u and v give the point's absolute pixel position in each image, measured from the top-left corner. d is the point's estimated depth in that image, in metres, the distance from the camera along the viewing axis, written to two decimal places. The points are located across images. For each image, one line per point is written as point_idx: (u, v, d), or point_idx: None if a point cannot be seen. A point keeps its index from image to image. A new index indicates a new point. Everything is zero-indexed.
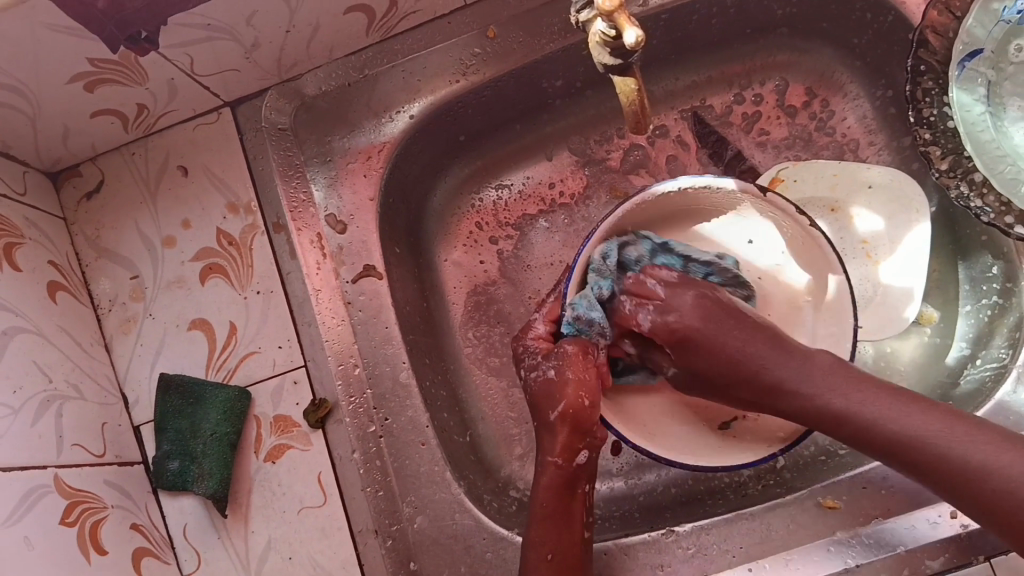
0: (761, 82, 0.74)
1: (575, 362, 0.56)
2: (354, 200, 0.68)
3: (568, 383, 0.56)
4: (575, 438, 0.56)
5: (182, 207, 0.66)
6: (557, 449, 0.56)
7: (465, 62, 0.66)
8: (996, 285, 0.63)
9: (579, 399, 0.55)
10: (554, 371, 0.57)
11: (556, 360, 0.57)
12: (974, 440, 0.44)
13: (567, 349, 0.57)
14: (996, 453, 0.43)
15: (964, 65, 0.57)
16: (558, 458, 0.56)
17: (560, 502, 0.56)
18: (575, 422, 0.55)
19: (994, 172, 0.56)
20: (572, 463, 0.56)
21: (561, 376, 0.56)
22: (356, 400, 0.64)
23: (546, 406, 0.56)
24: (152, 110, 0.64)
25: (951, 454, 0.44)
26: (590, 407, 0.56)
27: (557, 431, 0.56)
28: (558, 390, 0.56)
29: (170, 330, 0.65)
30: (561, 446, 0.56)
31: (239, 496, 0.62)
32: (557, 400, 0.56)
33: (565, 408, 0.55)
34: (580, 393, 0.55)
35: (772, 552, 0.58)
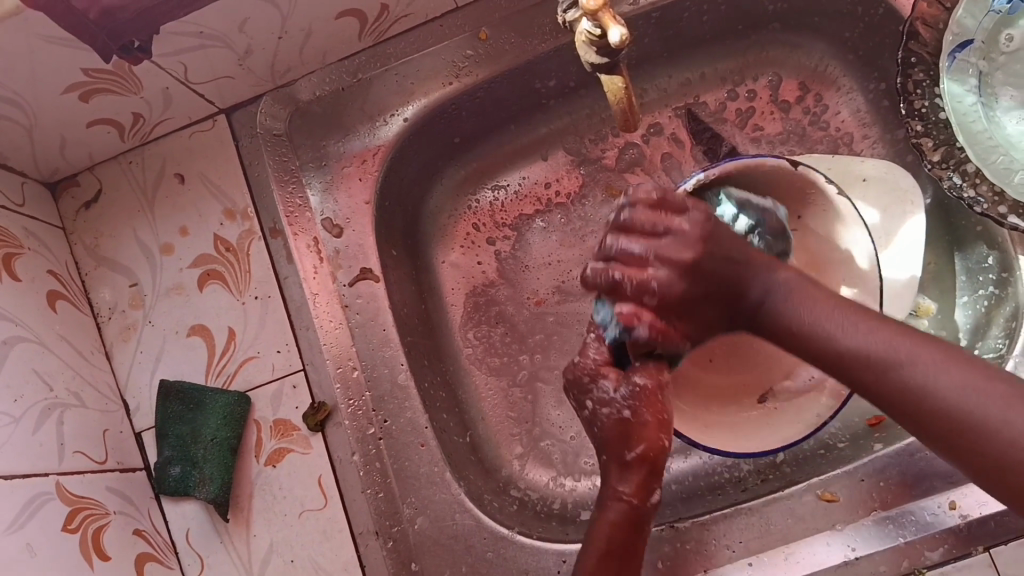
0: (754, 78, 0.74)
1: (653, 398, 0.51)
2: (349, 205, 0.68)
3: (648, 422, 0.51)
4: (650, 478, 0.51)
5: (179, 214, 0.67)
6: (632, 489, 0.51)
7: (458, 64, 0.66)
8: (992, 275, 0.63)
9: (660, 440, 0.50)
10: (629, 410, 0.51)
11: (629, 396, 0.51)
12: (934, 362, 0.41)
13: (641, 382, 0.51)
14: None
15: (954, 56, 0.57)
16: (632, 497, 0.51)
17: (628, 540, 0.51)
18: (655, 464, 0.51)
19: (987, 163, 0.56)
20: (644, 503, 0.51)
21: (638, 418, 0.51)
22: (355, 403, 0.64)
23: (622, 443, 0.51)
24: (147, 118, 0.64)
25: None
26: (662, 449, 0.51)
27: (632, 469, 0.51)
28: (639, 431, 0.50)
29: (170, 337, 0.65)
30: (636, 486, 0.51)
31: (241, 500, 0.62)
32: (637, 441, 0.50)
33: (646, 450, 0.50)
34: (661, 432, 0.51)
35: (772, 546, 0.58)
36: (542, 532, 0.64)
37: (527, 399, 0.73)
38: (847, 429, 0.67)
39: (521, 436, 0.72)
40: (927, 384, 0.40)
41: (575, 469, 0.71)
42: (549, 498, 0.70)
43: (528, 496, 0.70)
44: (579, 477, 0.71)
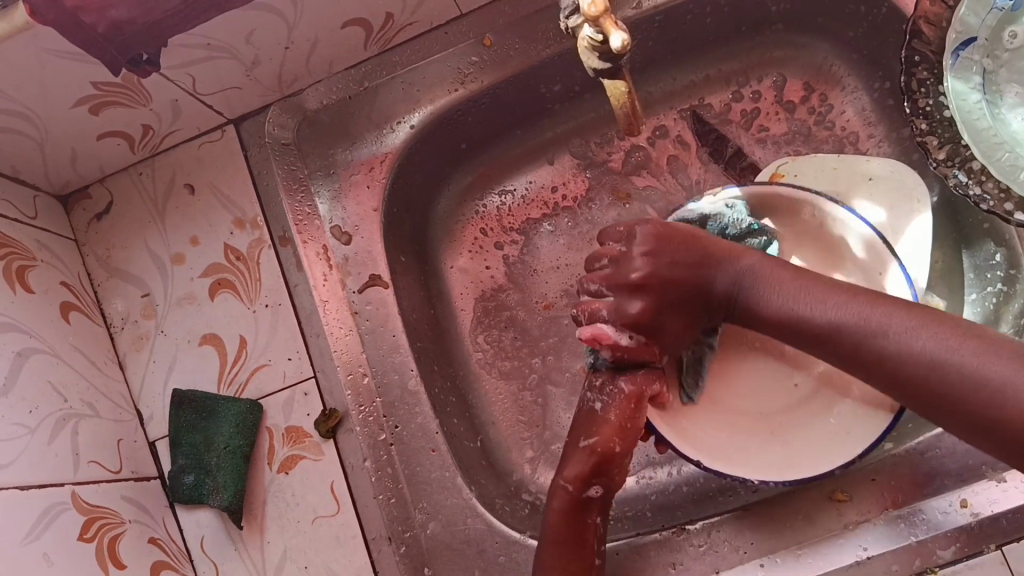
0: (758, 79, 0.75)
1: (619, 403, 0.56)
2: (358, 212, 0.68)
3: (610, 422, 0.56)
4: (592, 472, 0.56)
5: (189, 224, 0.67)
6: (572, 477, 0.56)
7: (463, 71, 0.67)
8: (1000, 272, 0.63)
9: (611, 443, 0.56)
10: (599, 404, 0.57)
11: (605, 395, 0.57)
12: (995, 362, 0.43)
13: (623, 388, 0.57)
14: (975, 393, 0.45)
15: (958, 54, 0.57)
16: (569, 483, 0.56)
17: (572, 525, 0.56)
18: (603, 460, 0.56)
19: (993, 160, 0.56)
20: (580, 492, 0.56)
21: (606, 414, 0.57)
22: (366, 409, 0.64)
23: (581, 434, 0.57)
24: (156, 130, 0.65)
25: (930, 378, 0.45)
26: (614, 451, 0.56)
27: (579, 459, 0.56)
28: (598, 425, 0.57)
29: (182, 346, 0.66)
30: (577, 476, 0.56)
31: (254, 508, 0.63)
32: (592, 434, 0.56)
33: (596, 444, 0.56)
34: (614, 436, 0.56)
35: (784, 547, 0.59)
36: None
37: (537, 403, 0.74)
38: None
39: (532, 440, 0.73)
40: (993, 379, 0.42)
41: None
42: None
43: (539, 500, 0.70)
44: None
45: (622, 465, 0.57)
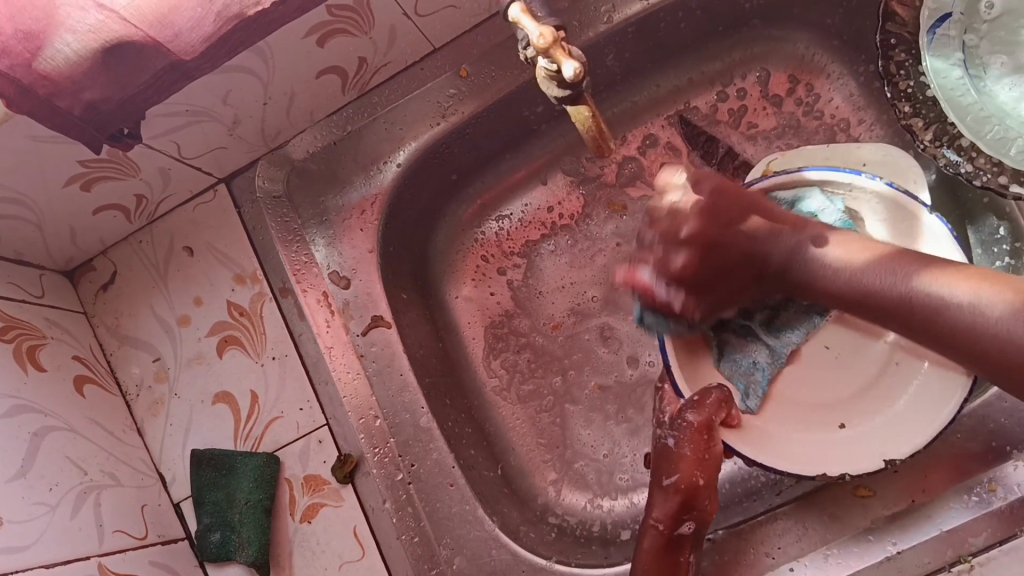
0: (742, 76, 0.74)
1: (693, 438, 0.57)
2: (354, 254, 0.69)
3: (687, 457, 0.57)
4: (681, 509, 0.57)
5: (192, 286, 0.68)
6: (662, 514, 0.57)
7: (443, 104, 0.67)
8: (1006, 246, 0.62)
9: (693, 477, 0.57)
10: (673, 441, 0.58)
11: (674, 431, 0.58)
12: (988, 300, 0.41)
13: (690, 421, 0.57)
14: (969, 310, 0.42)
15: (934, 30, 0.56)
16: (659, 522, 0.57)
17: (663, 560, 0.57)
18: (689, 497, 0.57)
19: (980, 135, 0.55)
20: (672, 531, 0.57)
21: (681, 449, 0.58)
22: (381, 451, 0.64)
23: (663, 471, 0.58)
24: (150, 198, 0.66)
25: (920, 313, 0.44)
26: (704, 483, 0.57)
27: (668, 498, 0.57)
28: (676, 462, 0.57)
29: (196, 407, 0.67)
30: (667, 514, 0.57)
31: (282, 559, 0.63)
32: (673, 471, 0.57)
33: (680, 481, 0.57)
34: (694, 470, 0.57)
35: (812, 549, 0.57)
36: (581, 557, 0.64)
37: (555, 423, 0.73)
38: None
39: (554, 462, 0.72)
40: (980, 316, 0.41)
41: (611, 488, 0.71)
42: (588, 521, 0.70)
43: (566, 522, 0.70)
44: (615, 496, 0.71)
45: (710, 496, 0.57)
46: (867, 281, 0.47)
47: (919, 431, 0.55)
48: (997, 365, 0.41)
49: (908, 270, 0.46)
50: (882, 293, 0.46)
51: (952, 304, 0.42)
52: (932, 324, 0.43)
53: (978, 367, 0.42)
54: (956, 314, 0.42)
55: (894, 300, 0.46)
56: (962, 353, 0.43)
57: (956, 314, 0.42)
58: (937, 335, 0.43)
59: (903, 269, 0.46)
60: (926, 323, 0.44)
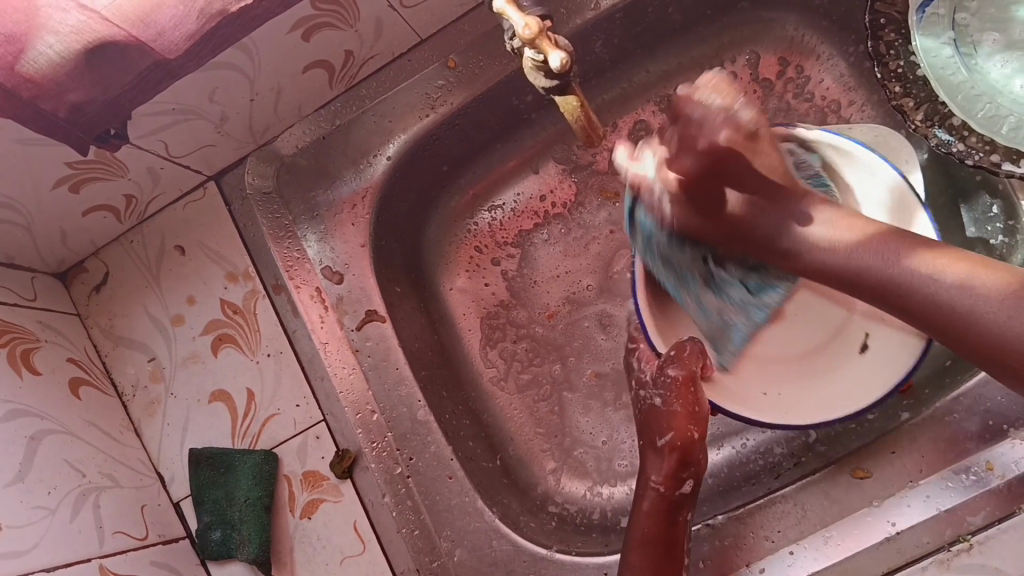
0: (732, 60, 0.73)
1: (683, 390, 0.58)
2: (346, 249, 0.69)
3: (678, 414, 0.58)
4: (678, 466, 0.57)
5: (185, 285, 0.68)
6: (661, 476, 0.58)
7: (431, 96, 0.67)
8: (1000, 224, 0.61)
9: (687, 431, 0.57)
10: (662, 400, 0.59)
11: (662, 389, 0.59)
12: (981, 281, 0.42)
13: (674, 375, 0.59)
14: (966, 294, 0.42)
15: (924, 9, 0.56)
16: (659, 483, 0.58)
17: (664, 525, 0.57)
18: (684, 451, 0.57)
19: (971, 113, 0.55)
20: (673, 491, 0.57)
21: (669, 407, 0.59)
22: (379, 445, 0.64)
23: (658, 431, 0.59)
24: (140, 198, 0.66)
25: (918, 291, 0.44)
26: (699, 439, 0.58)
27: (666, 458, 0.58)
28: (669, 420, 0.58)
29: (192, 406, 0.67)
30: (666, 474, 0.58)
31: (283, 555, 0.63)
32: (667, 430, 0.58)
33: (675, 439, 0.57)
34: (687, 424, 0.58)
35: (812, 531, 0.57)
36: (582, 546, 0.64)
37: (554, 412, 0.73)
38: None
39: (553, 451, 0.72)
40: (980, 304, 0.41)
41: (610, 475, 0.71)
42: (588, 509, 0.70)
43: (566, 510, 0.70)
44: (615, 483, 0.71)
45: (705, 452, 0.58)
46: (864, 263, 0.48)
47: (867, 390, 0.58)
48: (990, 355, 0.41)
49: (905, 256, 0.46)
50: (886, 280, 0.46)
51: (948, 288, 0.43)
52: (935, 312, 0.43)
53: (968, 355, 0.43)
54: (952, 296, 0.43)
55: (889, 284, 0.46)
56: (956, 343, 0.43)
57: (959, 300, 0.42)
58: (943, 324, 0.43)
59: (895, 251, 0.46)
60: (928, 313, 0.44)
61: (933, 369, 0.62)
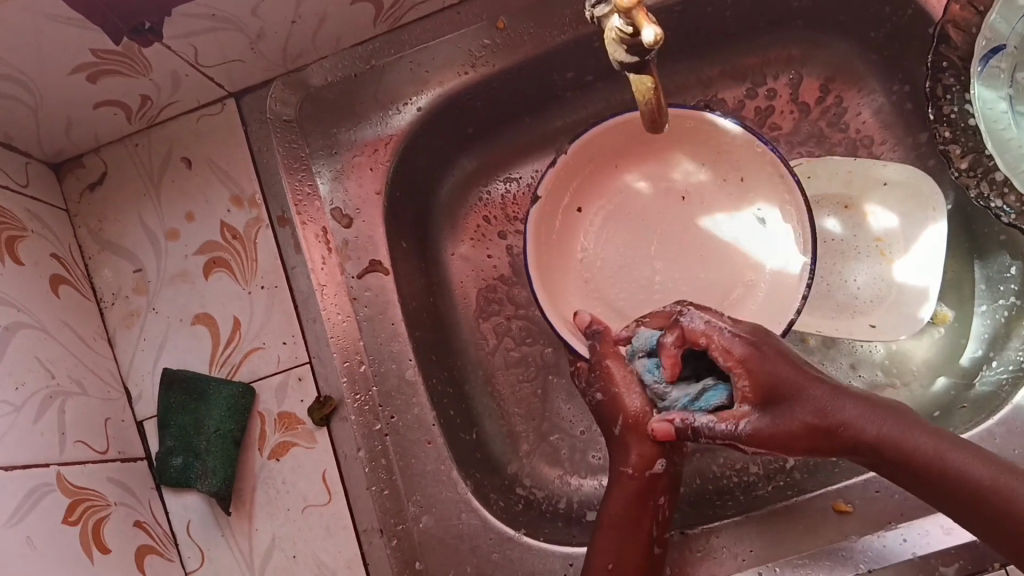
0: (774, 77, 0.73)
1: (614, 369, 0.59)
2: (359, 194, 0.66)
3: (619, 398, 0.58)
4: (643, 448, 0.57)
5: (185, 199, 0.65)
6: (630, 461, 0.57)
7: (474, 53, 0.65)
8: (1013, 286, 0.63)
9: (634, 410, 0.57)
10: (601, 392, 0.59)
11: (599, 382, 0.59)
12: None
13: (601, 364, 0.59)
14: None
15: (986, 62, 0.56)
16: (632, 468, 0.57)
17: (633, 504, 0.57)
18: (640, 428, 0.57)
19: (1016, 171, 0.55)
20: (645, 472, 0.57)
21: (608, 394, 0.58)
22: (362, 398, 0.63)
23: (610, 420, 0.59)
24: (155, 101, 0.63)
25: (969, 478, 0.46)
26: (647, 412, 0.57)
27: (625, 444, 0.57)
28: (615, 407, 0.58)
29: (173, 325, 0.64)
30: (638, 458, 0.57)
31: (243, 494, 0.62)
32: (617, 415, 0.58)
33: (624, 420, 0.57)
34: (631, 401, 0.57)
35: (784, 556, 0.57)
36: (549, 533, 0.63)
37: (536, 394, 0.72)
38: None
39: (529, 433, 0.71)
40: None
41: (582, 466, 0.70)
42: (555, 497, 0.69)
43: (533, 494, 0.69)
44: (585, 475, 0.70)
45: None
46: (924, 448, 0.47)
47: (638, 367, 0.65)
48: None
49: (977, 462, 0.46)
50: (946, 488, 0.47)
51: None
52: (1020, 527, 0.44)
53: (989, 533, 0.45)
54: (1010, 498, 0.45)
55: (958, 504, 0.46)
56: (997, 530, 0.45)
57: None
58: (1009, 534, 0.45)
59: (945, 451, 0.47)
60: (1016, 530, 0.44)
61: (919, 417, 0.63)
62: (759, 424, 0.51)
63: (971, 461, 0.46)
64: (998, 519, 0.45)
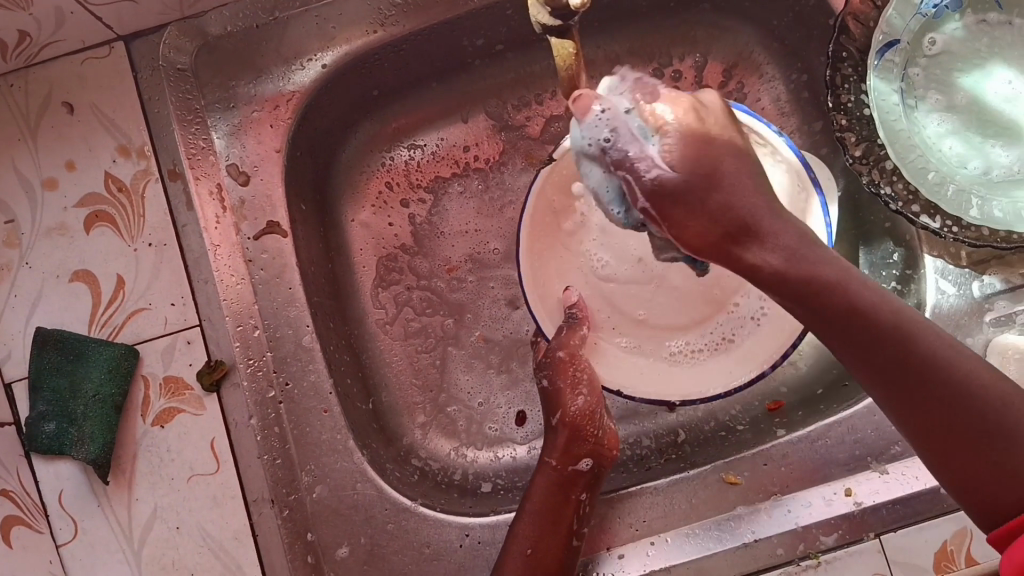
0: (680, 58, 0.74)
1: (563, 361, 0.61)
2: (258, 150, 0.63)
3: (561, 389, 0.60)
4: (572, 443, 0.59)
5: (66, 146, 0.60)
6: (557, 453, 0.59)
7: (383, 12, 0.62)
8: (895, 272, 0.66)
9: (571, 404, 0.60)
10: (547, 379, 0.62)
11: (548, 369, 0.62)
12: (927, 332, 0.42)
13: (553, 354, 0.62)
14: (927, 335, 0.42)
15: (882, 55, 0.59)
16: (557, 461, 0.59)
17: (556, 497, 0.58)
18: (573, 425, 0.59)
19: (906, 160, 0.58)
20: (568, 467, 0.58)
21: (553, 385, 0.61)
22: (255, 363, 0.61)
23: (550, 412, 0.61)
24: (35, 38, 0.58)
25: (860, 300, 0.43)
26: (588, 413, 0.60)
27: (557, 435, 0.60)
28: (556, 398, 0.61)
29: (48, 281, 0.60)
30: (562, 453, 0.59)
31: (123, 462, 0.58)
32: (556, 408, 0.61)
33: (561, 413, 0.60)
34: (570, 395, 0.60)
35: (675, 526, 0.59)
36: (445, 503, 0.63)
37: (434, 365, 0.71)
38: (747, 412, 0.68)
39: (425, 404, 0.71)
40: (920, 341, 0.41)
41: (478, 437, 0.70)
42: (449, 468, 0.69)
43: (428, 466, 0.68)
44: (481, 446, 0.70)
45: (597, 427, 0.60)
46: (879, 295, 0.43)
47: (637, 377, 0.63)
48: (977, 492, 0.40)
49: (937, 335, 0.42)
50: (842, 312, 0.43)
51: (930, 348, 0.41)
52: (911, 363, 0.41)
53: (912, 395, 0.41)
54: (907, 330, 0.42)
55: (851, 326, 0.42)
56: (927, 403, 0.41)
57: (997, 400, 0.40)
58: (898, 372, 0.41)
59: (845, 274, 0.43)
60: (904, 361, 0.41)
61: (804, 395, 0.66)
62: (671, 185, 0.45)
63: (864, 288, 0.43)
64: (889, 352, 0.42)
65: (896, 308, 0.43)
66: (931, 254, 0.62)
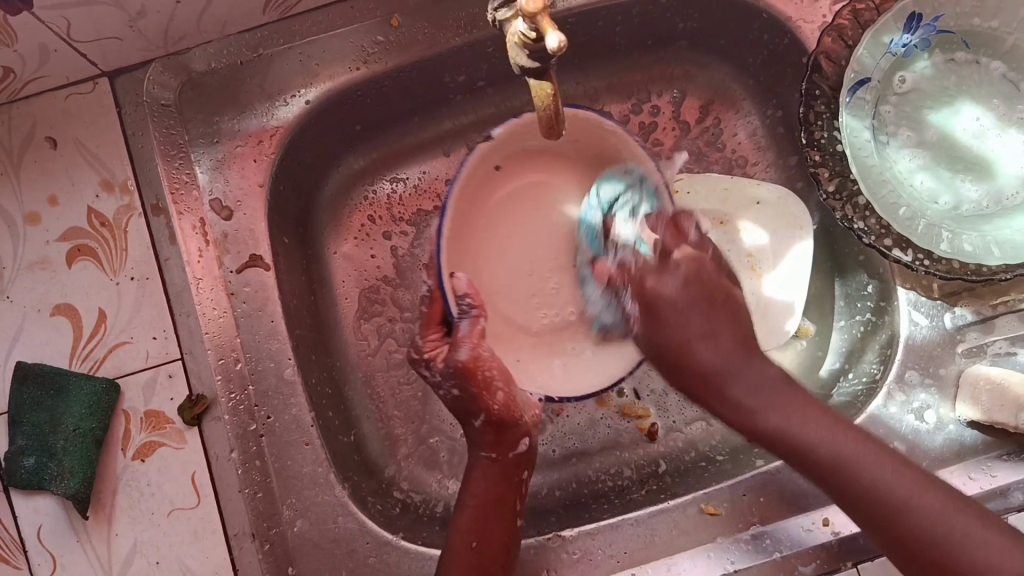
0: (658, 94, 0.75)
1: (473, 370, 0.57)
2: (241, 185, 0.63)
3: (472, 393, 0.57)
4: (502, 433, 0.57)
5: (49, 182, 0.61)
6: (489, 445, 0.58)
7: (366, 50, 0.63)
8: (869, 303, 0.67)
9: (489, 403, 0.57)
10: (456, 387, 0.57)
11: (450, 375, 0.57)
12: (898, 479, 0.50)
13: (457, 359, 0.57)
14: (897, 480, 0.50)
15: (854, 93, 0.60)
16: (490, 451, 0.58)
17: (497, 487, 0.57)
18: (501, 418, 0.57)
19: (878, 195, 0.59)
20: (507, 454, 0.58)
21: (465, 390, 0.57)
22: (236, 397, 0.61)
23: (467, 412, 0.58)
24: (19, 74, 0.58)
25: (830, 452, 0.51)
26: (507, 404, 0.58)
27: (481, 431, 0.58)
28: (472, 402, 0.57)
29: (29, 316, 0.60)
30: (492, 442, 0.58)
31: (102, 497, 0.58)
32: (479, 410, 0.57)
33: (487, 414, 0.57)
34: (484, 395, 0.57)
35: (655, 557, 0.59)
36: (426, 535, 0.63)
37: (416, 397, 0.72)
38: (727, 442, 0.69)
39: (407, 436, 0.71)
40: (893, 490, 0.49)
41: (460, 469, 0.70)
42: (431, 500, 0.69)
43: (409, 498, 0.68)
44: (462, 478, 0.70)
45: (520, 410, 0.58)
46: (853, 460, 0.50)
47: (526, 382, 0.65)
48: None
49: (890, 470, 0.50)
50: (823, 466, 0.51)
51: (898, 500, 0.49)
52: (883, 514, 0.49)
53: (898, 551, 0.50)
54: (882, 487, 0.49)
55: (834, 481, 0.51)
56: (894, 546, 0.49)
57: (968, 541, 0.47)
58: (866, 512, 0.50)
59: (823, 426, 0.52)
60: (879, 509, 0.49)
61: None
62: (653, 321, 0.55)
63: (842, 439, 0.51)
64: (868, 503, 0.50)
65: (867, 455, 0.51)
66: (905, 286, 0.62)
